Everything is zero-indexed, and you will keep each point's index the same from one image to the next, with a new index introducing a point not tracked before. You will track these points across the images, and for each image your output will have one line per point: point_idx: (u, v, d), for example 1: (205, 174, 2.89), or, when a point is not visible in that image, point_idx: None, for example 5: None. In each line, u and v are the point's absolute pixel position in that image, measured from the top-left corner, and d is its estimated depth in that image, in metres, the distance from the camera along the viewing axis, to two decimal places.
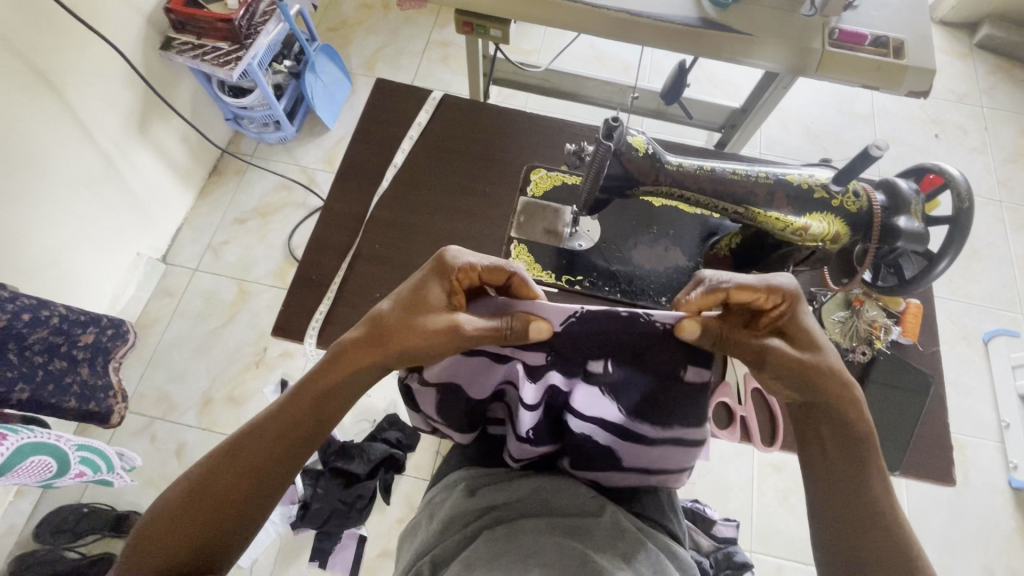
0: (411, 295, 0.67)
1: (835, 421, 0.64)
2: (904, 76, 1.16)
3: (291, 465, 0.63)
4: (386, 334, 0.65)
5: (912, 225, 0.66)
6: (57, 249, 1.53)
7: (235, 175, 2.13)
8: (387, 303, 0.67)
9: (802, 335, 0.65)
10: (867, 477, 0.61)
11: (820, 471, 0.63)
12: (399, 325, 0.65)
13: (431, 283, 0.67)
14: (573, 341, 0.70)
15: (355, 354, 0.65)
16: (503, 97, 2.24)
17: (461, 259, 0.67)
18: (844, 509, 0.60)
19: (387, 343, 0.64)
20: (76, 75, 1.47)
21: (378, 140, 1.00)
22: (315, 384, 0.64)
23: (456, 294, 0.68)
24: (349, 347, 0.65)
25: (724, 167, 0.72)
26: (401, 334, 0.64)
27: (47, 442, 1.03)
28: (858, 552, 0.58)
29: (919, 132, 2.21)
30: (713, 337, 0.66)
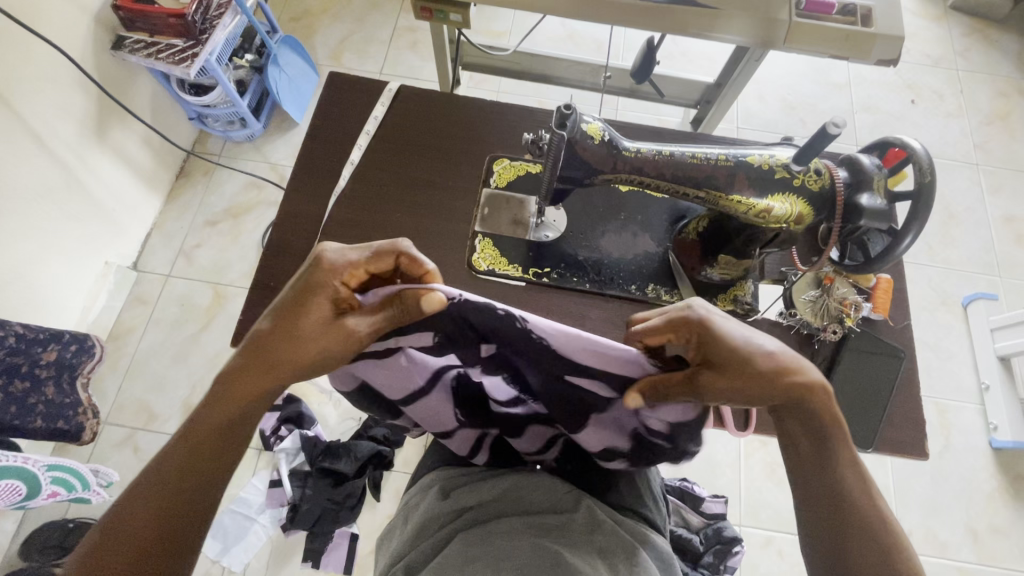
0: (291, 307, 0.61)
1: (805, 421, 0.61)
2: (872, 46, 1.13)
3: (211, 487, 0.61)
4: (276, 350, 0.61)
5: (874, 203, 0.65)
6: (18, 263, 1.48)
7: (203, 176, 2.07)
8: (263, 318, 0.62)
9: (727, 354, 0.59)
10: (837, 470, 0.61)
11: (798, 470, 0.64)
12: (286, 341, 0.61)
13: (310, 290, 0.61)
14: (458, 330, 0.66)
15: (250, 376, 0.61)
16: (475, 82, 2.19)
17: (338, 258, 0.61)
18: (822, 507, 0.61)
19: (282, 361, 0.61)
20: (23, 82, 1.41)
21: (335, 136, 0.97)
22: (218, 408, 0.61)
23: (343, 296, 0.62)
24: (241, 369, 0.61)
25: (684, 151, 0.69)
26: (294, 350, 0.61)
27: (13, 466, 1.00)
28: (837, 549, 0.59)
29: (896, 99, 2.19)
30: (655, 392, 0.62)
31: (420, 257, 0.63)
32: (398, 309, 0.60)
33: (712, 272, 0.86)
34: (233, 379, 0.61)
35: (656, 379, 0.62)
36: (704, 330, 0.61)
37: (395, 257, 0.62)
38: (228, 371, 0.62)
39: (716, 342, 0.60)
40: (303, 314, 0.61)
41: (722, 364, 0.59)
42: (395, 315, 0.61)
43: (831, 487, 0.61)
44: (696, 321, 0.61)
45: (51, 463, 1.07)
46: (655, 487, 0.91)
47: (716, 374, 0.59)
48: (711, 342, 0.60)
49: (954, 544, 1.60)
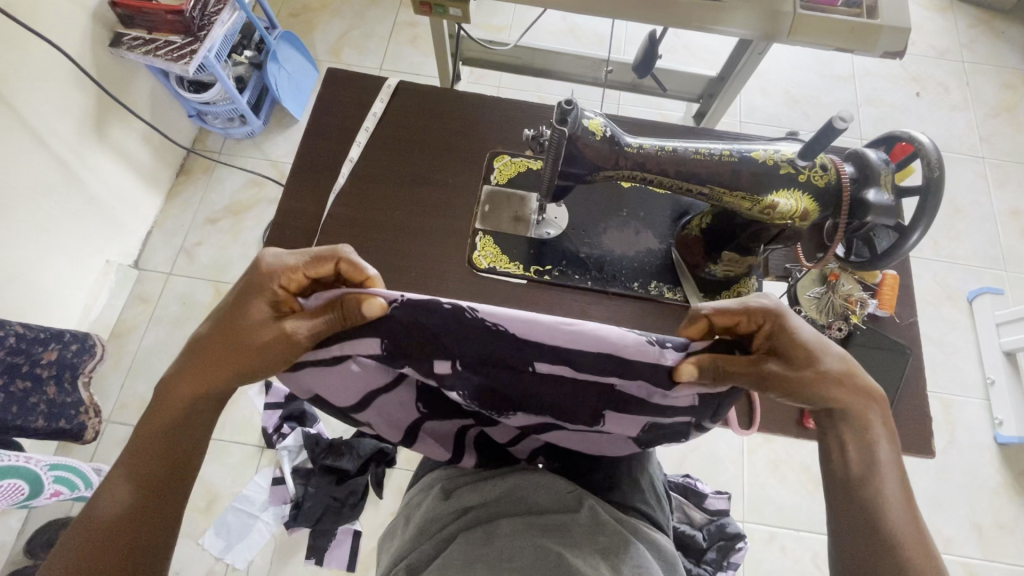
0: (230, 309, 0.63)
1: (855, 429, 0.61)
2: (878, 38, 1.12)
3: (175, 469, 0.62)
4: (217, 350, 0.62)
5: (882, 198, 0.63)
6: (19, 263, 1.48)
7: (203, 174, 2.06)
8: (206, 324, 0.64)
9: (794, 348, 0.61)
10: (881, 479, 0.60)
11: (839, 478, 0.62)
12: (224, 341, 0.62)
13: (251, 291, 0.63)
14: (405, 333, 0.62)
15: (194, 372, 0.62)
16: (475, 77, 2.17)
17: (276, 261, 0.64)
18: (861, 514, 0.59)
19: (222, 361, 0.62)
20: (21, 80, 1.40)
21: (333, 133, 0.96)
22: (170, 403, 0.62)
23: (283, 298, 0.64)
24: (187, 371, 0.62)
25: (687, 147, 0.68)
26: (235, 350, 0.62)
27: (15, 465, 1.00)
28: (875, 557, 0.56)
29: (900, 91, 2.17)
30: (714, 372, 0.60)
31: (361, 263, 0.65)
32: (333, 307, 0.61)
33: (715, 269, 0.85)
34: (178, 378, 0.62)
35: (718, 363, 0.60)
36: (782, 323, 0.62)
37: (333, 257, 0.64)
38: (175, 373, 0.63)
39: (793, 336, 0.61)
40: (243, 315, 0.63)
41: (789, 358, 0.60)
42: (329, 313, 0.61)
43: (866, 492, 0.59)
44: (768, 313, 0.63)
45: (54, 463, 1.07)
46: (657, 485, 0.91)
47: (788, 370, 0.60)
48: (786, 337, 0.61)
49: (958, 539, 1.60)
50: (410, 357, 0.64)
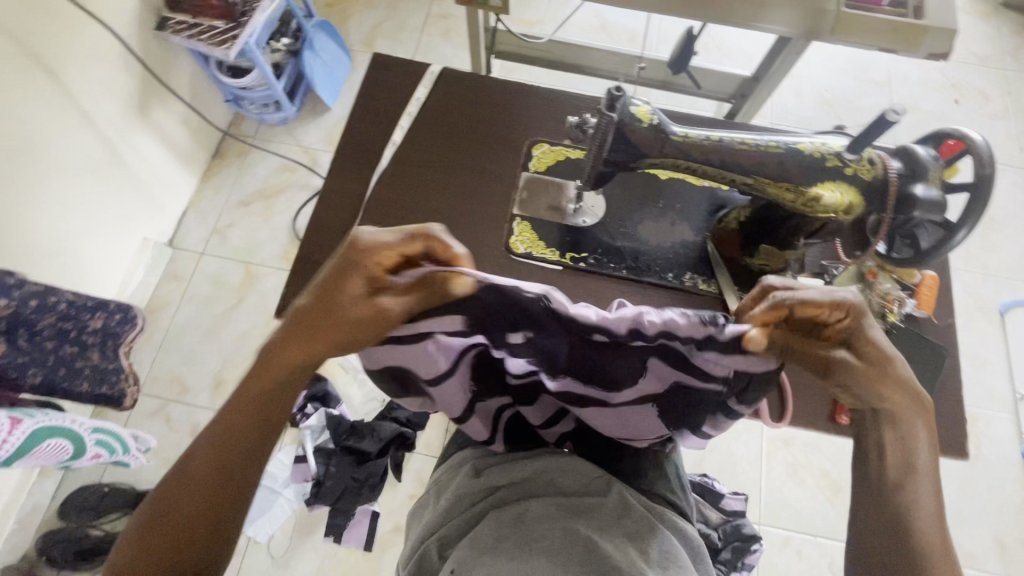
0: (325, 284, 0.61)
1: (899, 439, 0.61)
2: (923, 39, 1.10)
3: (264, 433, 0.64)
4: (313, 326, 0.61)
5: (930, 194, 0.63)
6: (64, 236, 1.54)
7: (238, 158, 2.11)
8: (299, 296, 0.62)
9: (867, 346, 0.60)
10: (914, 487, 0.60)
11: (871, 479, 0.62)
12: (321, 317, 0.61)
13: (345, 266, 0.60)
14: (487, 310, 0.64)
15: (292, 349, 0.62)
16: (506, 70, 2.19)
17: (370, 237, 0.60)
18: (888, 519, 0.59)
19: (317, 335, 0.61)
20: (73, 59, 1.45)
21: (377, 117, 0.98)
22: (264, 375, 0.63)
23: (378, 274, 0.61)
24: (281, 344, 0.62)
25: (732, 137, 0.68)
26: (330, 325, 0.60)
27: (62, 425, 1.05)
28: (889, 556, 0.59)
29: (938, 98, 2.13)
30: (782, 348, 0.59)
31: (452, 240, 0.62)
32: (429, 286, 0.60)
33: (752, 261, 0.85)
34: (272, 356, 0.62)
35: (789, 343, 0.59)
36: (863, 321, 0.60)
37: (429, 236, 0.61)
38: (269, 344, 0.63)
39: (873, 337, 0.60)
40: (336, 291, 0.60)
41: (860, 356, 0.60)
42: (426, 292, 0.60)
43: (901, 504, 0.59)
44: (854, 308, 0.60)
45: (96, 426, 1.11)
46: (682, 475, 0.92)
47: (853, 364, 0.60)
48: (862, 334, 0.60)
49: (980, 554, 1.57)
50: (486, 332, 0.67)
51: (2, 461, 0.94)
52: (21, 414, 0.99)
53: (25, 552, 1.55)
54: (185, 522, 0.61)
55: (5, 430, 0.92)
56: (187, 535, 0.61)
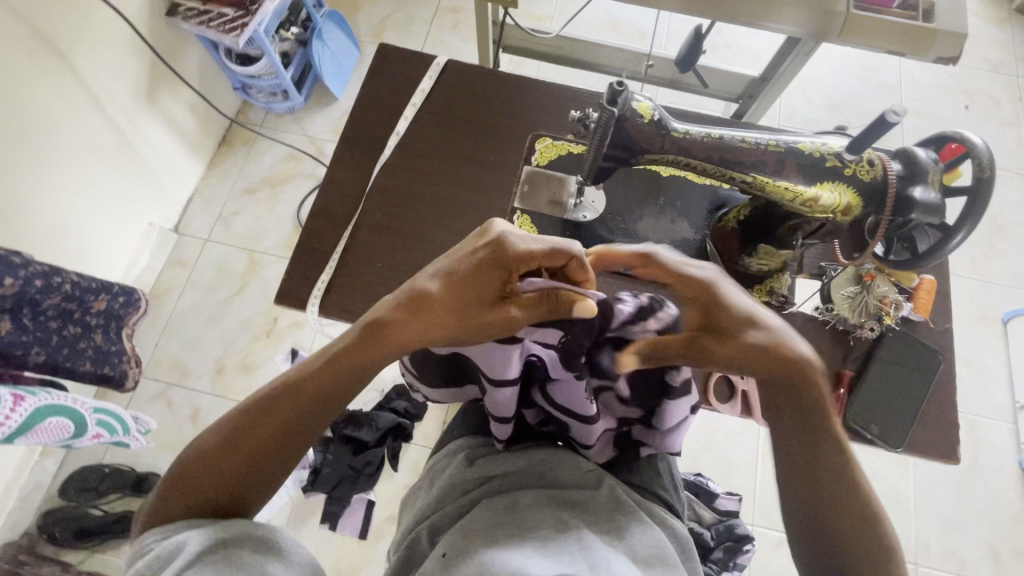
0: (467, 277, 0.61)
1: (804, 407, 0.59)
2: (932, 42, 1.09)
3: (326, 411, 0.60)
4: (431, 316, 0.60)
5: (928, 196, 0.63)
6: (70, 218, 1.55)
7: (244, 145, 2.12)
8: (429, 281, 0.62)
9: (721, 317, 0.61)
10: (834, 457, 0.58)
11: (790, 460, 0.60)
12: (444, 310, 0.60)
13: (480, 264, 0.62)
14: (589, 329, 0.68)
15: (398, 334, 0.60)
16: (514, 65, 2.19)
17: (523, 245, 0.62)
18: (819, 499, 0.57)
19: (435, 326, 0.61)
20: (84, 43, 1.46)
21: (381, 106, 0.98)
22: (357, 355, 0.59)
23: (514, 280, 0.63)
24: (388, 325, 0.60)
25: (733, 135, 0.68)
26: (448, 319, 0.61)
27: (63, 405, 1.06)
28: (831, 541, 0.56)
29: (948, 103, 2.12)
30: (645, 346, 0.62)
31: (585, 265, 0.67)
32: (552, 301, 0.62)
33: (750, 261, 0.85)
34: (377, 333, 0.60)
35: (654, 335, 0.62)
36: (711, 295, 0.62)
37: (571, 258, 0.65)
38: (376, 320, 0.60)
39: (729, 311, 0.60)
40: (467, 286, 0.61)
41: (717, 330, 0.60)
42: (548, 303, 0.62)
43: (826, 481, 0.58)
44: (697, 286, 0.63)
45: (97, 406, 1.13)
46: (674, 471, 0.92)
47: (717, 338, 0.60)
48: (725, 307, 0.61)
49: (972, 561, 1.57)
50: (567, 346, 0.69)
51: (4, 437, 0.96)
52: (24, 392, 1.00)
53: (26, 529, 1.58)
54: (234, 484, 0.57)
55: (7, 407, 0.94)
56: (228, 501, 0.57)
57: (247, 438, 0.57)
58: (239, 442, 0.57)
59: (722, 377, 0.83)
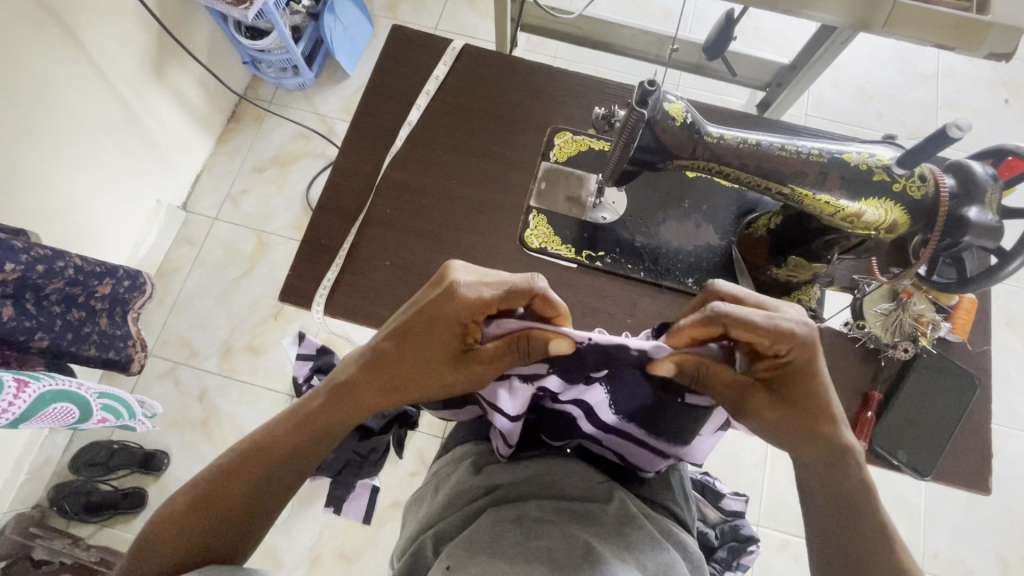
0: (423, 334, 0.61)
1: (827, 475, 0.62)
2: (986, 36, 1.01)
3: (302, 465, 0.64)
4: (394, 373, 0.62)
5: (984, 218, 0.58)
6: (77, 196, 1.53)
7: (254, 122, 2.07)
8: (389, 337, 0.62)
9: (793, 391, 0.59)
10: (860, 519, 0.61)
11: (815, 523, 0.64)
12: (405, 365, 0.62)
13: (435, 319, 0.61)
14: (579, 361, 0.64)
15: (370, 391, 0.63)
16: (532, 45, 2.11)
17: (474, 294, 0.60)
18: (847, 558, 0.61)
19: (401, 383, 0.62)
20: (88, 14, 1.41)
21: (394, 94, 0.93)
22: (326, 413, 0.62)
23: (472, 330, 0.62)
24: (355, 384, 0.63)
25: (771, 141, 0.63)
26: (415, 375, 0.62)
27: (68, 390, 1.05)
28: None
29: (987, 96, 2.02)
30: (693, 371, 0.59)
31: (554, 299, 0.61)
32: (522, 349, 0.60)
33: (776, 272, 0.80)
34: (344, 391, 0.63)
35: (701, 369, 0.59)
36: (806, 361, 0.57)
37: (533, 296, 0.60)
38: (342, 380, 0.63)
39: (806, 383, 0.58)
40: (424, 341, 0.62)
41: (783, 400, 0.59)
42: (515, 352, 0.61)
43: (858, 541, 0.61)
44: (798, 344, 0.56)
45: (102, 391, 1.13)
46: (685, 484, 0.90)
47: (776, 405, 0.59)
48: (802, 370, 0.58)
49: (980, 570, 1.55)
50: (571, 373, 0.66)
51: (8, 423, 0.95)
52: (28, 377, 0.99)
53: (38, 501, 1.60)
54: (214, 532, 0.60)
55: (11, 393, 0.93)
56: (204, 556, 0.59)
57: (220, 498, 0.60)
58: (210, 504, 0.60)
59: None
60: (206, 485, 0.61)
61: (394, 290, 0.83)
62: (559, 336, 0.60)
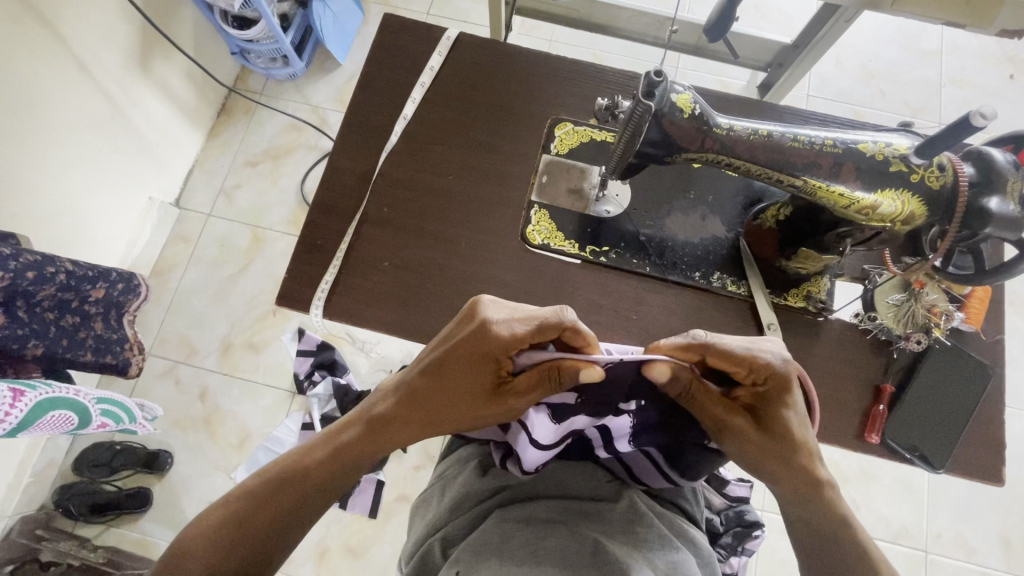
0: (457, 367, 0.63)
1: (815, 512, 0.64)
2: (998, 14, 0.98)
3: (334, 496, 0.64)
4: (429, 405, 0.64)
5: (1006, 208, 0.55)
6: (66, 195, 1.50)
7: (245, 115, 2.03)
8: (423, 367, 0.65)
9: (773, 419, 0.64)
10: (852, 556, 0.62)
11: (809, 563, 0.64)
12: (440, 398, 0.64)
13: (471, 353, 0.63)
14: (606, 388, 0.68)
15: (404, 424, 0.65)
16: (527, 28, 2.05)
17: (507, 330, 0.62)
18: None
19: (436, 415, 0.64)
20: (68, 7, 1.36)
21: (388, 87, 0.90)
22: (361, 445, 0.64)
23: (505, 365, 0.63)
24: (390, 416, 0.65)
25: (783, 132, 0.61)
26: (448, 407, 0.64)
27: (66, 397, 1.03)
28: None
29: (992, 72, 1.98)
30: (680, 388, 0.64)
31: (586, 331, 0.63)
32: (556, 381, 0.61)
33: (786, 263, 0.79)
34: (380, 424, 0.65)
35: (691, 385, 0.64)
36: (781, 392, 0.64)
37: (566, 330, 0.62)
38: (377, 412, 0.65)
39: (785, 411, 0.63)
40: (457, 374, 0.64)
41: (763, 428, 0.64)
42: (548, 383, 0.62)
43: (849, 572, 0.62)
44: (772, 373, 0.63)
45: (101, 396, 1.11)
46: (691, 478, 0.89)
47: (759, 431, 0.64)
48: (779, 400, 0.64)
49: (984, 550, 1.56)
50: (598, 408, 0.69)
51: (6, 432, 0.93)
52: (23, 386, 0.97)
53: (42, 503, 1.60)
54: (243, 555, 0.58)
55: (6, 403, 0.91)
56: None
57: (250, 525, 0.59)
58: (241, 526, 0.59)
59: None
60: (236, 513, 0.60)
61: (394, 292, 0.81)
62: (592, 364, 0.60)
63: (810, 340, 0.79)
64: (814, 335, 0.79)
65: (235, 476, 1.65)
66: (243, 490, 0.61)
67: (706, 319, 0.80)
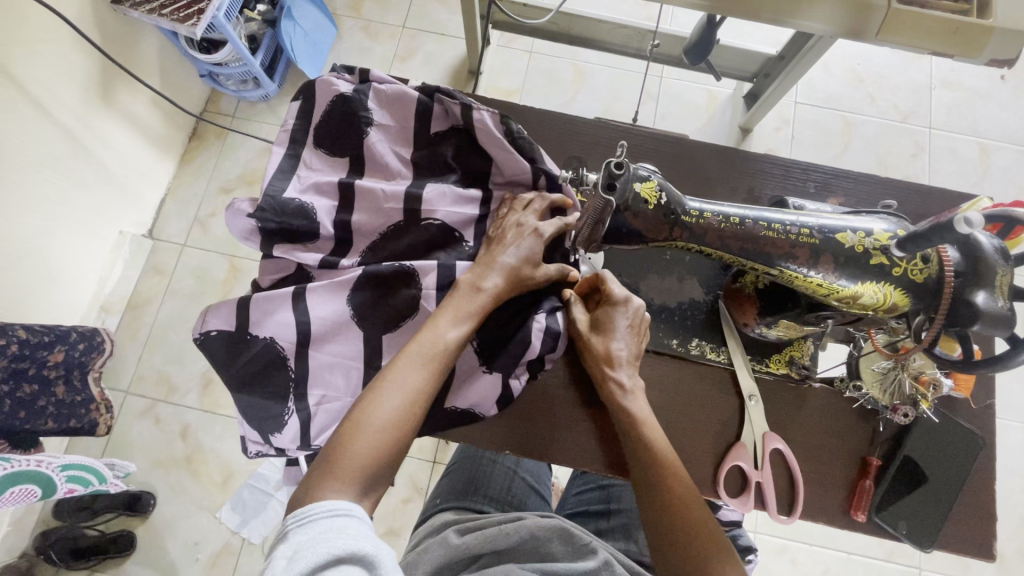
0: (439, 342, 0.67)
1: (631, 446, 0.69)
2: (986, 42, 0.87)
3: (319, 475, 0.58)
4: (434, 388, 0.66)
5: (992, 303, 0.53)
6: (29, 241, 1.25)
7: (217, 140, 1.77)
8: (454, 332, 0.68)
9: (598, 363, 0.73)
10: (661, 481, 0.66)
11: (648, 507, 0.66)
12: (384, 391, 0.64)
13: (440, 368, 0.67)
14: (315, 236, 0.78)
15: (415, 404, 0.64)
16: (505, 39, 1.95)
17: (454, 333, 0.68)
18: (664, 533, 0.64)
19: (423, 399, 0.65)
20: (19, 47, 1.14)
21: (350, 134, 0.81)
22: (416, 359, 0.66)
23: (443, 358, 0.67)
24: (439, 350, 0.67)
25: (757, 221, 0.62)
26: (391, 368, 0.66)
27: (26, 470, 0.99)
28: (680, 551, 0.62)
29: (983, 73, 1.92)
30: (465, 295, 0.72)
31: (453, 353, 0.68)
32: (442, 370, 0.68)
33: (767, 330, 0.75)
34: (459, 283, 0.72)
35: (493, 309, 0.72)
36: (604, 343, 0.73)
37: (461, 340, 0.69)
38: (447, 343, 0.68)
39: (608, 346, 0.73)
40: (412, 387, 0.65)
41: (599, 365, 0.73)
42: (439, 373, 0.67)
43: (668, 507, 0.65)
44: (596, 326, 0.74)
45: (65, 463, 1.05)
46: None
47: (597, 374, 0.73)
48: (604, 352, 0.73)
49: None
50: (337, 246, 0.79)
51: None
52: None
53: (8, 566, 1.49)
54: (313, 485, 0.58)
55: None
56: (316, 490, 0.57)
57: (353, 449, 0.60)
58: (344, 458, 0.59)
59: (736, 466, 0.73)
60: (366, 438, 0.60)
61: (357, 368, 0.75)
62: (326, 245, 0.79)
63: (795, 410, 0.76)
64: (798, 405, 0.76)
65: (221, 518, 1.45)
66: (401, 416, 0.63)
67: (686, 391, 0.77)
